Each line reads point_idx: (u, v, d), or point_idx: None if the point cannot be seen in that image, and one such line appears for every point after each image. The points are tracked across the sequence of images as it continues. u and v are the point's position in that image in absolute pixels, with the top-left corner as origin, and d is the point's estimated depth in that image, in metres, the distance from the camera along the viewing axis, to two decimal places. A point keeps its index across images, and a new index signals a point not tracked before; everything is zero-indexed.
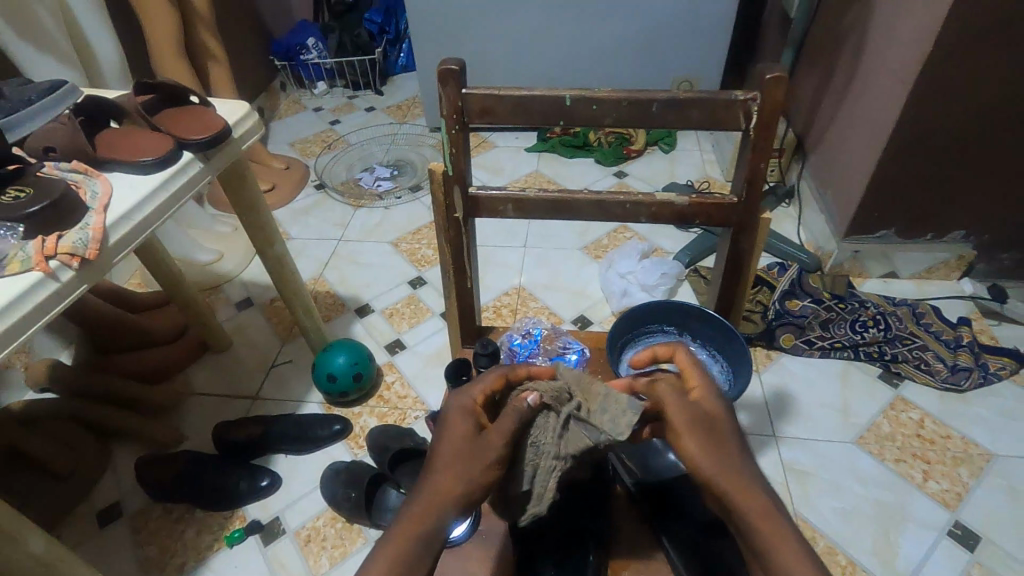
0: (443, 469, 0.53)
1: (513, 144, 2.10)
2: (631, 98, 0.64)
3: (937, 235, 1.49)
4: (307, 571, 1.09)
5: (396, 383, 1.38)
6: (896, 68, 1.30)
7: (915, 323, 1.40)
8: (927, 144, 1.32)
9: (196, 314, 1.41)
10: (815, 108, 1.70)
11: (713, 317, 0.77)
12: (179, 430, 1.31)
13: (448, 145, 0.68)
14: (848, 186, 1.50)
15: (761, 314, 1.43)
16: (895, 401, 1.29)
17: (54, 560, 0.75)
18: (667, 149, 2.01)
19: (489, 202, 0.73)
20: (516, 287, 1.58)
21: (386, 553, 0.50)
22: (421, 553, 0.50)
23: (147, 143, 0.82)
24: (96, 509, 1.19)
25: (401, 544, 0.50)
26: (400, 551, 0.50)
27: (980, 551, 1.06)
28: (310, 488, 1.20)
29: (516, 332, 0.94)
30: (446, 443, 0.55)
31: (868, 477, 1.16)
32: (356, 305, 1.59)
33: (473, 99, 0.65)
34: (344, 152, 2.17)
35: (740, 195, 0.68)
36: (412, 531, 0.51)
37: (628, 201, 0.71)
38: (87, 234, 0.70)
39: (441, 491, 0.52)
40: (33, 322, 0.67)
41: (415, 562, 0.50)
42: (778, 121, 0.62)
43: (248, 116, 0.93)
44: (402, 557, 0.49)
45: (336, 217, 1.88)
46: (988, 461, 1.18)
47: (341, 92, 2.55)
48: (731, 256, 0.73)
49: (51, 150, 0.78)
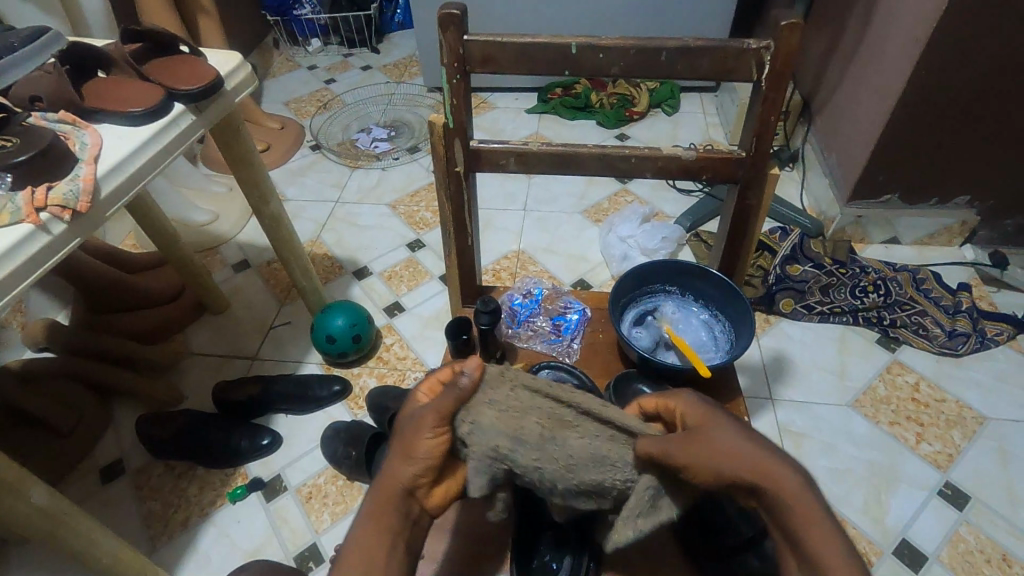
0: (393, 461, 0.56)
1: (513, 105, 2.05)
2: (640, 46, 0.61)
3: (942, 200, 1.47)
4: (309, 527, 1.10)
5: (395, 345, 1.38)
6: (910, 27, 1.25)
7: (915, 289, 1.39)
8: (936, 106, 1.29)
9: (192, 274, 1.39)
10: (822, 69, 1.65)
11: (716, 276, 0.77)
12: (179, 389, 1.32)
13: (449, 95, 0.66)
14: (853, 149, 1.48)
15: (761, 278, 1.42)
16: (892, 365, 1.30)
17: (58, 513, 0.76)
18: (671, 111, 1.97)
19: (492, 155, 0.71)
20: (515, 251, 1.57)
21: (358, 531, 0.54)
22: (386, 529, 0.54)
23: (137, 93, 0.80)
24: (98, 466, 1.20)
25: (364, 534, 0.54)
26: (367, 537, 0.53)
27: (968, 510, 1.08)
28: (311, 446, 1.21)
29: (517, 291, 0.94)
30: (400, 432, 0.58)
31: (863, 438, 1.18)
32: (354, 268, 1.58)
33: (475, 46, 0.63)
34: (340, 112, 2.12)
35: (748, 149, 0.66)
36: (370, 521, 0.54)
37: (633, 154, 0.69)
38: (77, 185, 0.69)
39: (392, 476, 0.55)
40: (26, 273, 0.66)
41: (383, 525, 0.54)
42: (791, 69, 0.60)
43: (242, 67, 0.91)
44: (371, 534, 0.53)
45: (332, 177, 1.85)
46: (981, 424, 1.20)
47: (336, 50, 2.48)
48: (736, 214, 0.72)
49: (37, 99, 0.76)
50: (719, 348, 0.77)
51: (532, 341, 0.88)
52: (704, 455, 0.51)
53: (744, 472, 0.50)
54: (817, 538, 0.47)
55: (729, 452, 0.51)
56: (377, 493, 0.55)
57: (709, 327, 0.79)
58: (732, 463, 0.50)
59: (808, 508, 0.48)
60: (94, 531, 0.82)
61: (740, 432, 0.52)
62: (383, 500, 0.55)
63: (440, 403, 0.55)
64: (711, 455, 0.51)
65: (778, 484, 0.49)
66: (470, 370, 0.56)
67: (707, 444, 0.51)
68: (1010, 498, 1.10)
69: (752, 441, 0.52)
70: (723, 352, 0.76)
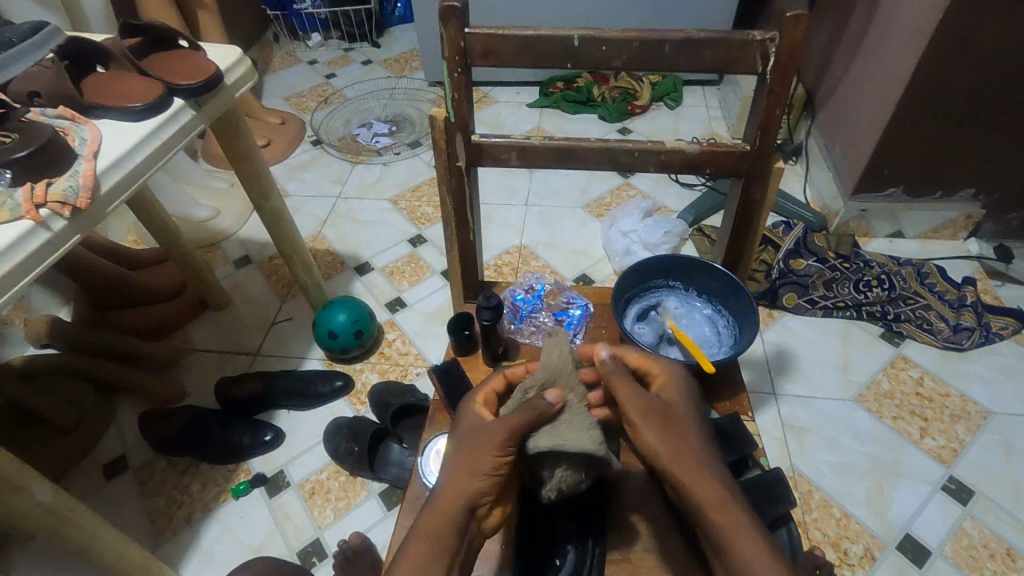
0: (452, 472, 0.52)
1: (514, 99, 2.04)
2: (643, 38, 0.60)
3: (946, 194, 1.46)
4: (312, 522, 1.11)
5: (397, 341, 1.38)
6: (915, 18, 1.24)
7: (918, 283, 1.39)
8: (941, 98, 1.28)
9: (194, 270, 1.39)
10: (826, 61, 1.64)
11: (719, 270, 0.76)
12: (181, 385, 1.32)
13: (451, 89, 0.65)
14: (857, 143, 1.47)
15: (764, 273, 1.42)
16: (896, 359, 1.29)
17: (62, 509, 0.76)
18: (673, 104, 1.96)
19: (493, 149, 0.70)
20: (517, 246, 1.57)
21: (409, 549, 0.49)
22: (435, 555, 0.48)
23: (136, 88, 0.79)
24: (101, 462, 1.20)
25: (412, 557, 0.48)
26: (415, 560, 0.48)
27: (972, 504, 1.08)
28: (314, 442, 1.21)
29: (519, 287, 0.94)
30: (458, 443, 0.54)
31: (866, 433, 1.18)
32: (356, 263, 1.57)
33: (476, 39, 0.62)
34: (340, 107, 2.11)
35: (752, 142, 0.66)
36: (421, 540, 0.49)
37: (636, 148, 0.68)
38: (77, 181, 0.69)
39: (453, 492, 0.51)
40: (28, 269, 0.66)
41: (438, 547, 0.49)
42: (796, 61, 0.59)
43: (241, 61, 0.90)
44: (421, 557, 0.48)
45: (333, 173, 1.85)
46: (985, 418, 1.19)
47: (336, 45, 2.46)
48: (740, 209, 0.71)
49: (35, 95, 0.76)
50: (723, 344, 0.76)
51: (534, 336, 0.87)
52: (663, 436, 0.54)
53: (677, 466, 0.52)
54: (739, 547, 0.49)
55: (669, 439, 0.54)
56: (433, 511, 0.50)
57: (712, 323, 0.78)
58: (672, 452, 0.53)
59: (735, 517, 0.50)
60: (98, 527, 0.82)
61: (690, 427, 0.56)
62: (438, 519, 0.50)
63: (512, 418, 0.53)
64: (674, 439, 0.54)
65: (702, 479, 0.52)
66: (553, 397, 0.56)
67: (658, 427, 0.55)
68: (1014, 492, 1.09)
69: (702, 440, 0.55)
70: (727, 348, 0.76)
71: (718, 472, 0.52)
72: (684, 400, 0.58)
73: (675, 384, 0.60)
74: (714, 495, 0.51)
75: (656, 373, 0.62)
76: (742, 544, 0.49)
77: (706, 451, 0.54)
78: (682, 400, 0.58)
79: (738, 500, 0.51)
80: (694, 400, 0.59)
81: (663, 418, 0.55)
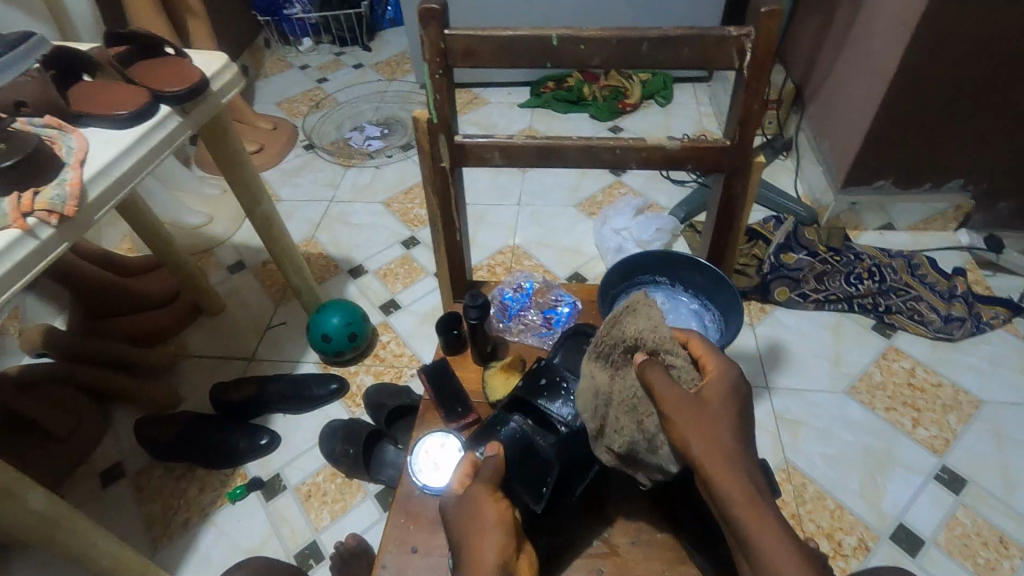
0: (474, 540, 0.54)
1: (505, 99, 2.05)
2: (621, 37, 0.61)
3: (935, 185, 1.47)
4: (308, 525, 1.11)
5: (391, 343, 1.39)
6: (900, 9, 1.25)
7: (910, 275, 1.39)
8: (928, 89, 1.28)
9: (187, 276, 1.39)
10: (814, 56, 1.65)
11: (705, 265, 0.76)
12: (177, 392, 1.32)
13: (433, 90, 0.66)
14: (846, 136, 1.47)
15: (755, 267, 1.42)
16: (888, 351, 1.30)
17: (56, 516, 0.76)
18: (664, 102, 1.97)
19: (476, 149, 0.71)
20: (510, 246, 1.57)
21: None
22: None
23: (122, 97, 0.80)
24: (98, 469, 1.21)
25: None
26: None
27: (965, 493, 1.08)
28: (309, 445, 1.22)
29: (508, 286, 0.95)
30: (461, 518, 0.57)
31: (859, 425, 1.18)
32: (349, 266, 1.58)
33: (455, 41, 0.63)
34: (332, 111, 2.12)
35: (732, 137, 0.66)
36: None
37: (618, 146, 0.69)
38: (64, 190, 0.69)
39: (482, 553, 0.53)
40: (17, 278, 0.66)
41: None
42: (773, 56, 0.59)
43: (227, 67, 0.91)
44: None
45: (326, 176, 1.85)
46: (976, 408, 1.20)
47: (327, 49, 2.47)
48: (723, 203, 0.72)
49: (21, 104, 0.75)
50: (709, 338, 0.77)
51: (524, 334, 0.87)
52: (694, 428, 0.55)
53: (706, 457, 0.53)
54: (760, 539, 0.49)
55: (707, 439, 0.54)
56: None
57: (698, 317, 0.79)
58: (704, 447, 0.54)
59: (759, 514, 0.50)
60: (94, 533, 0.82)
61: (727, 422, 0.56)
62: None
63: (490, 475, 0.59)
64: (707, 433, 0.54)
65: (729, 475, 0.52)
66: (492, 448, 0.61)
67: (694, 425, 0.55)
68: (1006, 481, 1.10)
69: (736, 437, 0.55)
70: (712, 342, 0.76)
71: (745, 469, 0.52)
72: (724, 394, 0.58)
73: (721, 380, 0.59)
74: (743, 490, 0.51)
75: (709, 365, 0.61)
76: (760, 538, 0.49)
77: (739, 453, 0.54)
78: (722, 396, 0.58)
79: (765, 498, 0.51)
80: (737, 397, 0.58)
81: (699, 407, 0.56)
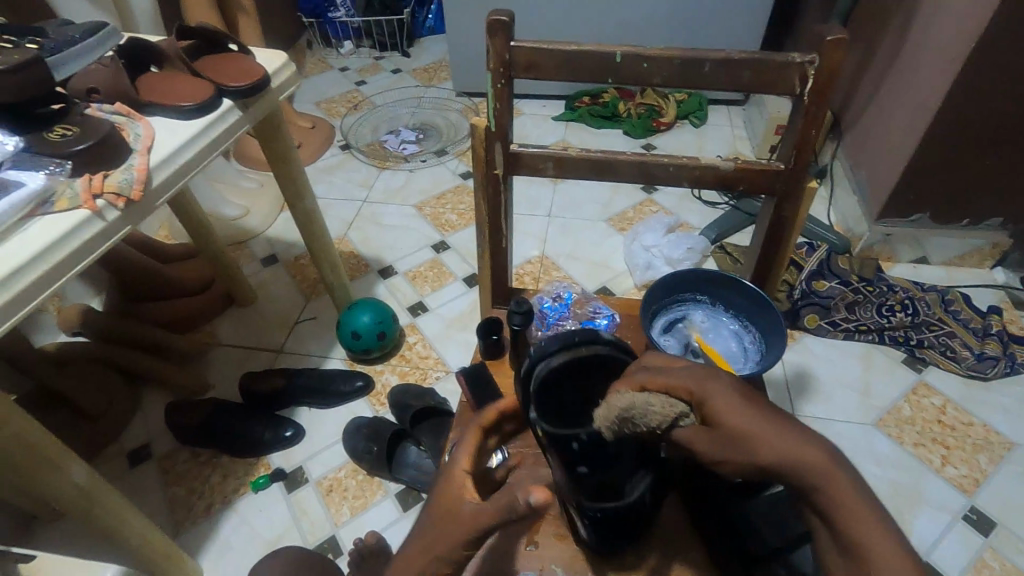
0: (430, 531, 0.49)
1: (540, 112, 2.07)
2: (684, 57, 0.62)
3: (974, 222, 1.46)
4: (329, 519, 1.12)
5: (418, 344, 1.40)
6: (946, 43, 1.25)
7: (943, 310, 1.37)
8: (972, 125, 1.28)
9: (223, 266, 1.42)
10: (854, 86, 1.65)
11: (748, 286, 0.76)
12: (206, 378, 1.35)
13: (493, 99, 0.67)
14: (884, 167, 1.47)
15: (787, 292, 1.41)
16: (918, 386, 1.28)
17: (95, 491, 0.78)
18: (698, 122, 1.97)
19: (530, 159, 0.72)
20: (539, 256, 1.58)
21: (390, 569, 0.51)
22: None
23: (189, 88, 0.82)
24: (126, 450, 1.23)
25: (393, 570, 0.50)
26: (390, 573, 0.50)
27: (994, 536, 1.06)
28: (333, 439, 1.23)
29: (547, 295, 0.96)
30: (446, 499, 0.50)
31: (885, 458, 1.17)
32: (380, 266, 1.60)
33: (520, 52, 0.64)
34: (370, 113, 2.15)
35: (787, 161, 0.67)
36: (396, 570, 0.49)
37: (671, 163, 0.70)
38: (132, 174, 0.72)
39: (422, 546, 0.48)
40: (82, 258, 0.69)
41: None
42: (835, 83, 0.60)
43: (286, 66, 0.93)
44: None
45: (360, 177, 1.88)
46: (1008, 449, 1.18)
47: (367, 53, 2.52)
48: (772, 226, 0.72)
49: (93, 91, 0.79)
50: (750, 359, 0.76)
51: None
52: (741, 446, 0.46)
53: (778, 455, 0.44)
54: (858, 531, 0.42)
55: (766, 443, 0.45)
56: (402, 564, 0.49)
57: (739, 338, 0.79)
58: (766, 446, 0.45)
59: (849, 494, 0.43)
60: (127, 510, 0.84)
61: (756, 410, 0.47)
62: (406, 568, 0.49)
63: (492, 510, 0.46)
64: (759, 440, 0.45)
65: (807, 454, 0.44)
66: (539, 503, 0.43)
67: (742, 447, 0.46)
68: None
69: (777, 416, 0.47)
70: (753, 363, 0.76)
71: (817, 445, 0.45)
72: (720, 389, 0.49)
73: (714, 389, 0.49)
74: (828, 471, 0.43)
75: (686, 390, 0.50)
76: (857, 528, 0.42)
77: (792, 431, 0.45)
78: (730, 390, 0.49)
79: (845, 465, 0.44)
80: (734, 382, 0.49)
81: (729, 439, 0.46)
